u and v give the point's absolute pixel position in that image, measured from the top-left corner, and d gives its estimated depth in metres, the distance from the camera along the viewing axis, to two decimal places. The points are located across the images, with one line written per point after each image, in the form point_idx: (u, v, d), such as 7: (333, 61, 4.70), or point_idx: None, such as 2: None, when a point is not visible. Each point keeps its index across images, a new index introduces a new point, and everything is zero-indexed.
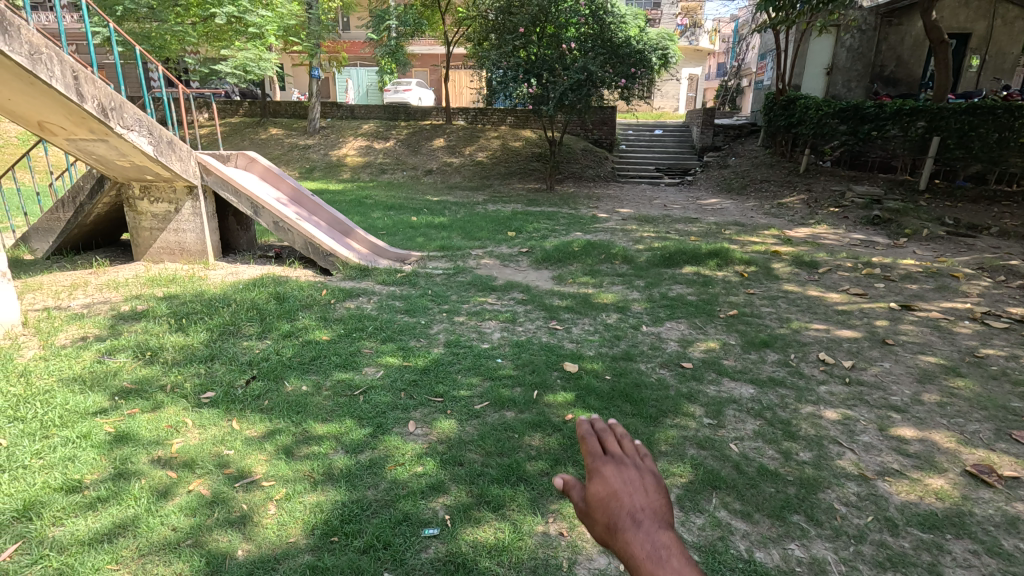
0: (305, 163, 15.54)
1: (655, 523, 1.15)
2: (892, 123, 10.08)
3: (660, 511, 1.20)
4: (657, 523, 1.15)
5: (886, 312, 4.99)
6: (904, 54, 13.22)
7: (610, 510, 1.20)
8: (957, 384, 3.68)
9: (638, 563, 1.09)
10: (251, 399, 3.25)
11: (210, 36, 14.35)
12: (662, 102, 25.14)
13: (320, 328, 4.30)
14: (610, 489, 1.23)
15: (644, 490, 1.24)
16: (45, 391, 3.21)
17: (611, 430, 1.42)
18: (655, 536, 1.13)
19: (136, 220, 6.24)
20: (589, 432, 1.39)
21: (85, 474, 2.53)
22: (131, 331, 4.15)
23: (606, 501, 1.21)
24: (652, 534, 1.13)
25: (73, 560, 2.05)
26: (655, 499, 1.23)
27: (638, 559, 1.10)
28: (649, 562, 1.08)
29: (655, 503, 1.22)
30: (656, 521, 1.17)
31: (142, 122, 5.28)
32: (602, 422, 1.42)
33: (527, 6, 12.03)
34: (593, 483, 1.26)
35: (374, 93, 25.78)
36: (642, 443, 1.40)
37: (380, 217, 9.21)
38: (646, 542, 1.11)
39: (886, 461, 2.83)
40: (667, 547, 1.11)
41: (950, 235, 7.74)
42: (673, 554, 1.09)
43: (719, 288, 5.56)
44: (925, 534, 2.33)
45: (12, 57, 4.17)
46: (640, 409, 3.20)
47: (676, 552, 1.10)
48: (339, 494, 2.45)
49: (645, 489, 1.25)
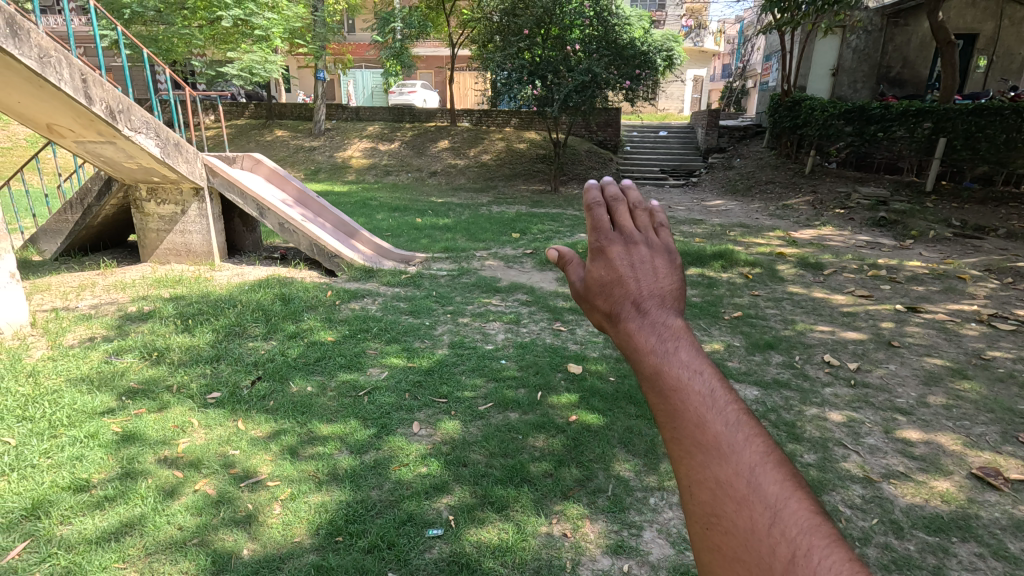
0: (311, 165, 15.62)
1: (668, 318, 0.88)
2: (898, 124, 10.05)
3: (678, 295, 0.92)
4: (669, 318, 0.89)
5: (892, 314, 4.97)
6: (911, 55, 13.16)
7: (610, 301, 0.93)
8: (964, 387, 3.66)
9: (643, 365, 0.85)
10: (256, 400, 3.27)
11: (217, 40, 14.57)
12: (667, 104, 25.14)
13: (325, 329, 4.32)
14: (614, 274, 0.95)
15: (658, 272, 0.94)
16: (53, 391, 3.24)
17: (623, 191, 1.07)
18: (666, 331, 0.87)
19: (143, 221, 6.28)
20: (594, 196, 1.03)
21: (92, 473, 2.55)
22: (138, 332, 4.18)
23: (606, 289, 0.94)
24: (662, 331, 0.87)
25: (81, 558, 2.07)
26: (670, 279, 0.93)
27: (644, 360, 0.86)
28: (657, 367, 0.84)
29: (671, 286, 0.93)
30: (669, 313, 0.89)
31: (149, 125, 5.32)
32: (610, 181, 1.05)
33: (532, 8, 12.11)
34: (592, 266, 0.97)
35: (379, 96, 25.89)
36: (664, 209, 1.06)
37: (385, 219, 9.23)
38: (654, 341, 0.86)
39: (891, 463, 2.82)
40: (680, 341, 0.86)
41: (957, 237, 7.69)
42: (686, 354, 0.85)
43: (723, 289, 5.55)
44: (930, 537, 2.32)
45: (21, 60, 4.22)
46: (644, 411, 3.20)
47: (691, 352, 0.85)
48: (344, 494, 2.46)
49: (660, 268, 0.95)
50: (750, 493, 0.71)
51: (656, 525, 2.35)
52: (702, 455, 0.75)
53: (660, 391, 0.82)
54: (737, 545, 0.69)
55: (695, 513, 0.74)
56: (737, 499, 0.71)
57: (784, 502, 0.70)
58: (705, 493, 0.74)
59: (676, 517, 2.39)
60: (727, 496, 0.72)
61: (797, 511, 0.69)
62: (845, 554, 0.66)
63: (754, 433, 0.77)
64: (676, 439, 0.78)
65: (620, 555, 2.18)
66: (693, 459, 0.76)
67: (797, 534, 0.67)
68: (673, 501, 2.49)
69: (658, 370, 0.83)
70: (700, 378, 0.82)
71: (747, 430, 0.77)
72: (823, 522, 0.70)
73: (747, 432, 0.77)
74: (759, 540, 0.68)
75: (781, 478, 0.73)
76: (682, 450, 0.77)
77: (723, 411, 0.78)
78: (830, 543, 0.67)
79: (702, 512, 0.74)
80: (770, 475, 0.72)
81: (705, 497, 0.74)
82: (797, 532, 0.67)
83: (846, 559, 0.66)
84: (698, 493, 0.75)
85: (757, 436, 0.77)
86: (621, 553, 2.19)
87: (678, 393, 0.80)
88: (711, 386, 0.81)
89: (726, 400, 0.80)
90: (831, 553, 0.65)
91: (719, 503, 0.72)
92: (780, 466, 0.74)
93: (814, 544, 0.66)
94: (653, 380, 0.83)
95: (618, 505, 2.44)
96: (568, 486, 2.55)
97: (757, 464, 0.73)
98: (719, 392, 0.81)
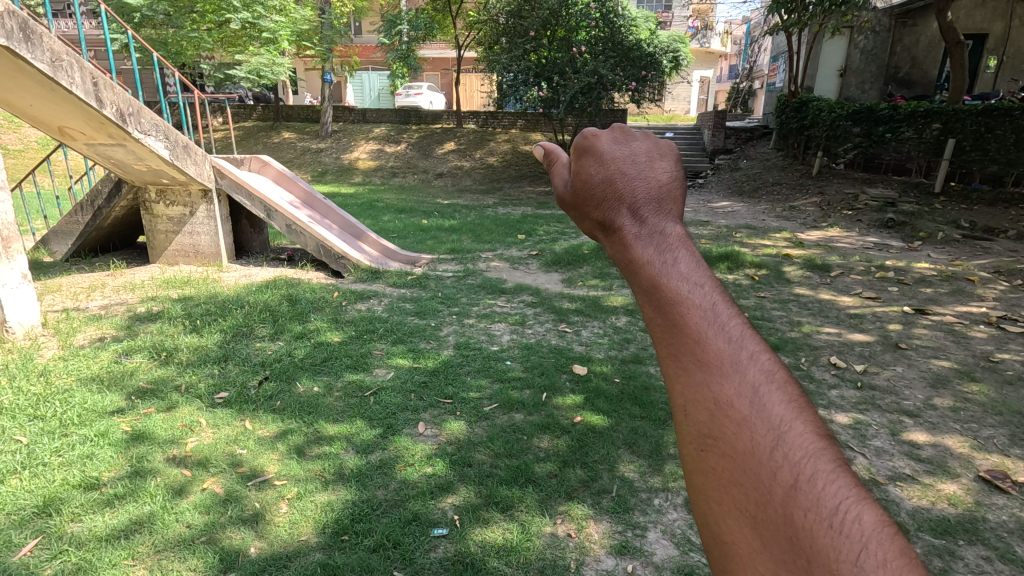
0: (318, 166, 15.70)
1: (666, 225, 0.85)
2: (907, 125, 9.99)
3: (676, 198, 0.90)
4: (668, 225, 0.86)
5: (899, 315, 4.94)
6: (919, 55, 13.09)
7: (605, 208, 0.91)
8: (972, 390, 3.64)
9: (641, 278, 0.81)
10: (264, 400, 3.30)
11: (225, 42, 14.42)
12: (673, 105, 25.11)
13: (332, 330, 4.36)
14: (608, 178, 0.93)
15: (653, 172, 0.93)
16: (64, 390, 3.28)
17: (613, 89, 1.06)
18: (666, 239, 0.84)
19: (152, 223, 6.35)
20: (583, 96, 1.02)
21: (102, 471, 2.58)
22: (147, 332, 4.23)
23: (600, 197, 0.92)
24: (661, 240, 0.83)
25: (91, 555, 2.10)
26: (668, 179, 0.92)
27: (641, 272, 0.82)
28: (655, 280, 0.79)
29: (669, 187, 0.91)
30: (667, 218, 0.87)
31: (159, 128, 5.36)
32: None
33: (538, 10, 12.21)
34: (585, 172, 0.96)
35: (386, 97, 26.04)
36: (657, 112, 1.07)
37: (391, 220, 9.28)
38: (652, 251, 0.82)
39: (897, 466, 2.81)
40: (680, 248, 0.82)
41: (966, 238, 7.63)
42: (686, 265, 0.80)
43: (729, 291, 5.54)
44: (936, 540, 2.31)
45: (33, 63, 4.28)
46: (649, 412, 3.20)
47: (691, 262, 0.81)
48: (350, 493, 2.48)
49: (656, 169, 0.93)
50: (752, 414, 0.68)
51: (660, 525, 2.36)
52: (702, 373, 0.72)
53: (657, 302, 0.78)
54: (736, 468, 0.67)
55: (690, 431, 0.71)
56: (738, 420, 0.68)
57: (789, 424, 0.67)
58: (703, 413, 0.71)
59: (681, 518, 2.40)
60: (727, 417, 0.69)
61: (802, 433, 0.67)
62: (851, 477, 0.64)
63: (758, 349, 0.74)
64: (675, 356, 0.75)
65: (624, 555, 2.19)
66: (690, 376, 0.73)
67: (804, 456, 0.64)
68: (677, 502, 2.49)
69: (656, 283, 0.79)
70: (701, 291, 0.77)
71: (750, 347, 0.73)
72: (828, 444, 0.67)
73: (752, 348, 0.74)
74: (759, 461, 0.65)
75: (786, 398, 0.70)
76: (679, 365, 0.74)
77: (724, 327, 0.74)
78: (834, 466, 0.64)
79: (698, 431, 0.71)
80: (775, 396, 0.70)
81: (702, 417, 0.71)
82: (802, 455, 0.64)
83: (851, 483, 0.63)
84: (694, 411, 0.71)
85: (762, 353, 0.74)
86: (625, 553, 2.20)
87: (677, 307, 0.76)
88: (713, 300, 0.77)
89: (729, 315, 0.76)
90: (836, 476, 0.63)
91: (718, 424, 0.69)
92: (785, 388, 0.71)
93: (818, 468, 0.63)
94: (651, 292, 0.79)
95: (622, 506, 2.44)
96: (572, 486, 2.55)
97: (762, 384, 0.70)
98: (721, 307, 0.77)
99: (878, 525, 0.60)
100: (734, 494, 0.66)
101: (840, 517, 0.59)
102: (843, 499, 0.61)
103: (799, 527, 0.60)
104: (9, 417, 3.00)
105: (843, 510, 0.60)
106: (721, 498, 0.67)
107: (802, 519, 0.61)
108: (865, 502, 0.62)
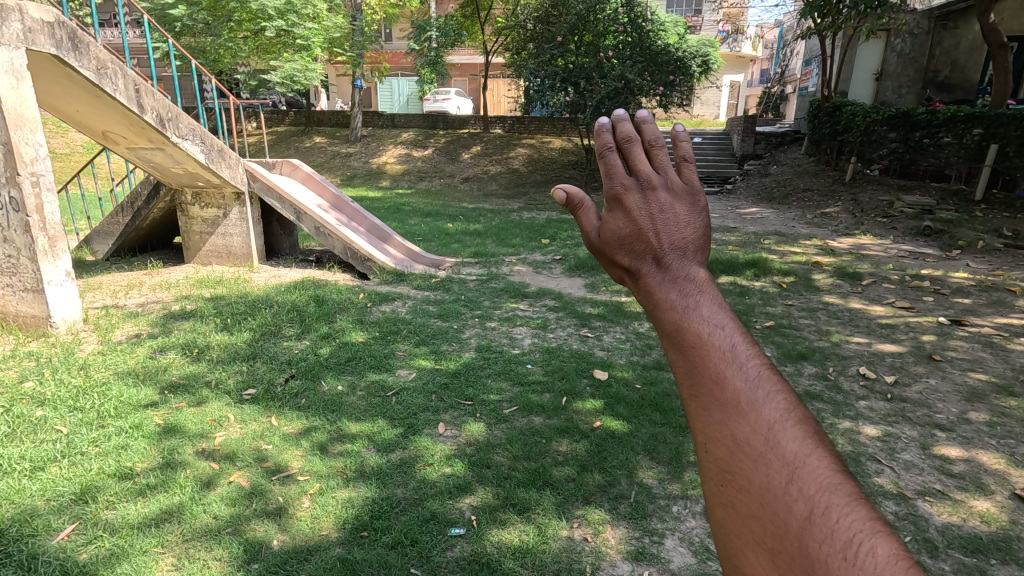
0: (347, 171, 15.97)
1: (689, 270, 0.87)
2: (946, 130, 9.63)
3: (701, 244, 0.90)
4: (690, 270, 0.87)
5: (935, 326, 4.79)
6: (960, 58, 12.47)
7: (632, 256, 0.92)
8: (1010, 404, 3.50)
9: (664, 322, 0.84)
10: (289, 398, 3.38)
11: (260, 50, 14.88)
12: (702, 110, 24.87)
13: (356, 330, 4.45)
14: (633, 226, 0.93)
15: (681, 221, 0.92)
16: (102, 382, 3.44)
17: (638, 130, 1.02)
18: (689, 285, 0.85)
19: (188, 224, 6.59)
20: (606, 141, 1.00)
21: (136, 462, 2.69)
22: (180, 330, 4.37)
23: (626, 245, 0.93)
24: (684, 286, 0.85)
25: (124, 540, 2.19)
26: (692, 227, 0.91)
27: (664, 317, 0.84)
28: (677, 323, 0.82)
29: (693, 235, 0.91)
30: (692, 264, 0.88)
31: (195, 132, 5.56)
32: (623, 121, 1.01)
33: (566, 15, 12.22)
34: (610, 221, 0.96)
35: (415, 103, 26.48)
36: (685, 143, 1.04)
37: (417, 224, 9.36)
38: (675, 295, 0.84)
39: (928, 481, 2.72)
40: (703, 298, 0.83)
41: (1009, 249, 7.33)
42: (707, 309, 0.82)
43: (756, 298, 5.43)
44: (967, 558, 2.23)
45: (80, 72, 4.49)
46: (670, 419, 3.17)
47: (713, 306, 0.82)
48: (370, 491, 2.53)
49: (682, 216, 0.93)
50: (768, 451, 0.69)
51: (678, 533, 2.34)
52: (721, 412, 0.74)
53: (679, 346, 0.80)
54: (752, 502, 0.68)
55: (710, 468, 0.73)
56: (755, 456, 0.70)
57: (804, 459, 0.68)
58: (721, 449, 0.73)
59: (700, 526, 2.38)
60: (744, 454, 0.70)
61: (817, 469, 0.67)
62: (867, 513, 0.64)
63: (775, 386, 0.75)
64: (694, 398, 0.77)
65: (641, 561, 2.18)
66: (711, 416, 0.75)
67: (818, 490, 0.65)
68: (696, 510, 2.47)
69: (678, 326, 0.81)
70: (721, 332, 0.79)
71: (768, 386, 0.74)
72: (845, 479, 0.67)
73: (769, 386, 0.75)
74: (774, 494, 0.67)
75: (804, 435, 0.70)
76: (700, 405, 0.76)
77: (742, 367, 0.76)
78: (850, 499, 0.64)
79: (718, 468, 0.72)
80: (792, 431, 0.70)
81: (721, 454, 0.73)
82: (817, 489, 0.65)
83: (867, 518, 0.63)
84: (714, 448, 0.74)
85: (779, 390, 0.75)
86: (641, 560, 2.18)
87: (698, 349, 0.78)
88: (732, 342, 0.78)
89: (747, 355, 0.78)
90: (851, 510, 0.63)
91: (736, 461, 0.71)
92: (802, 425, 0.72)
93: (833, 501, 0.64)
94: (673, 335, 0.81)
95: (640, 512, 2.43)
96: (590, 491, 2.55)
97: (778, 421, 0.71)
98: (742, 348, 0.78)
99: (892, 559, 0.59)
100: (752, 527, 0.68)
101: (853, 551, 0.60)
102: (857, 532, 0.61)
103: (815, 560, 0.61)
104: (51, 407, 3.14)
105: (857, 543, 0.60)
106: (740, 531, 0.69)
107: (816, 552, 0.61)
108: (879, 536, 0.62)
